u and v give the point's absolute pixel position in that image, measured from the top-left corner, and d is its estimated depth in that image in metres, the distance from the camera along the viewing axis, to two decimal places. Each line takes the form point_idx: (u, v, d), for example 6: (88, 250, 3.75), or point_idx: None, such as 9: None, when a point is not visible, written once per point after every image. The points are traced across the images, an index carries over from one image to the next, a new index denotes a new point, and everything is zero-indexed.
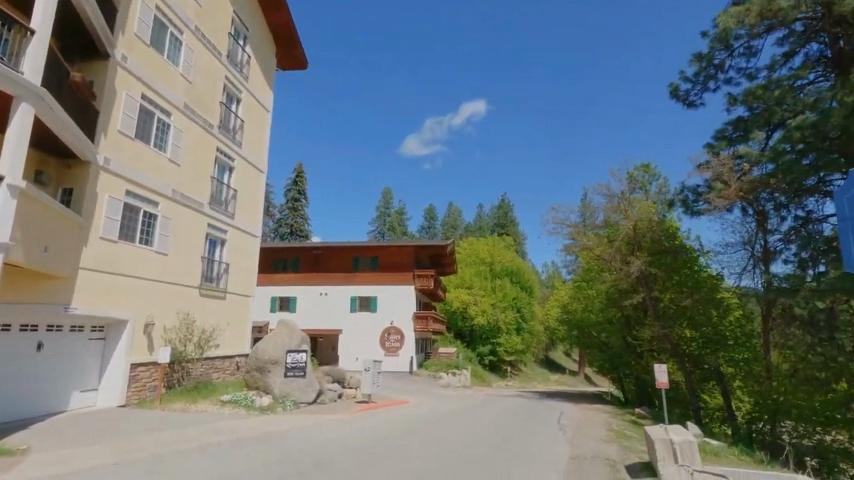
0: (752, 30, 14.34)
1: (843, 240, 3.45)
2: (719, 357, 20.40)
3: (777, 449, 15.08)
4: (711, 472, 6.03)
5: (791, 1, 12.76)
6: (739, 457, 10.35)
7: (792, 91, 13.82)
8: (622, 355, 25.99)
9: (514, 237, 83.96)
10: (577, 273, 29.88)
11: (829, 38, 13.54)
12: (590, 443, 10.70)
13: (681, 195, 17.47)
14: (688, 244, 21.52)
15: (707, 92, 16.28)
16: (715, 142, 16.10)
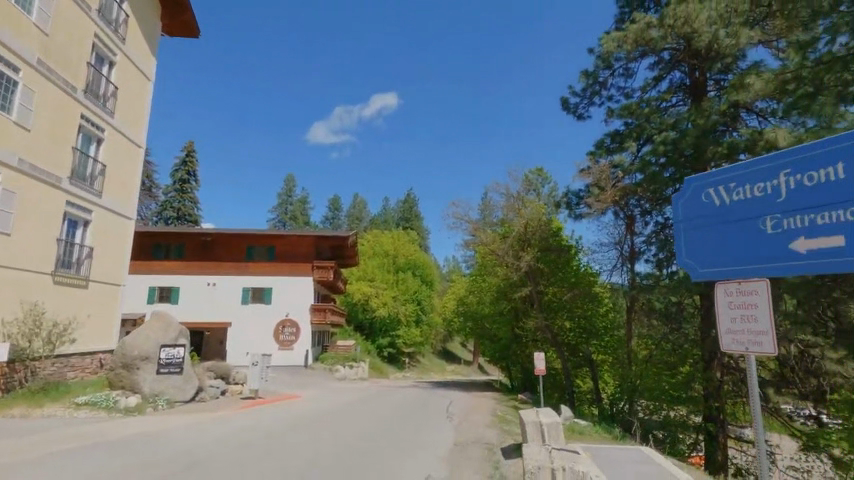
0: (629, 55, 16.01)
1: (678, 240, 3.95)
2: (591, 345, 23.09)
3: (629, 423, 17.62)
4: (567, 449, 6.49)
5: (661, 32, 14.55)
6: (599, 434, 11.60)
7: (658, 112, 15.71)
8: (510, 344, 27.81)
9: (418, 232, 85.45)
10: (474, 267, 31.27)
11: (688, 68, 15.57)
12: (474, 428, 11.23)
13: (566, 197, 19.06)
14: (570, 242, 23.72)
15: (592, 106, 17.88)
16: (596, 150, 17.71)
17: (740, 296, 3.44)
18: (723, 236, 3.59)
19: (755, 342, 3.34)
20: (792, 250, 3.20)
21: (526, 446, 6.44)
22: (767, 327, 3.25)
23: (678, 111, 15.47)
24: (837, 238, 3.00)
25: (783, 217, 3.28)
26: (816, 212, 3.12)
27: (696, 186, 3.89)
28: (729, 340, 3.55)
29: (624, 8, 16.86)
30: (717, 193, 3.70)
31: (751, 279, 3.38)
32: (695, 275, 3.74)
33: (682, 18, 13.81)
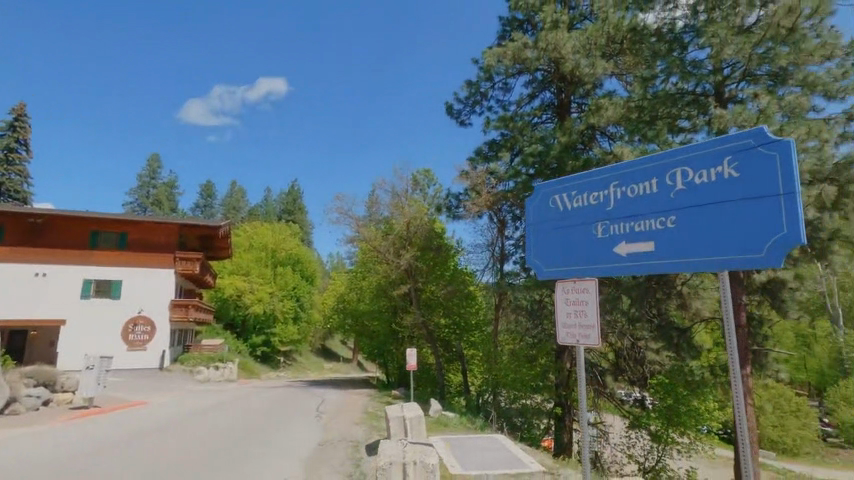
0: (508, 71, 16.98)
1: (529, 241, 4.30)
2: (463, 341, 24.36)
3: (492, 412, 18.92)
4: (421, 442, 6.59)
5: (535, 54, 15.77)
6: (463, 424, 12.25)
7: (530, 126, 17.11)
8: (388, 341, 28.14)
9: (301, 225, 82.31)
10: (356, 264, 30.97)
11: (556, 90, 17.09)
12: (341, 426, 11.08)
13: (447, 200, 19.74)
14: (450, 242, 24.76)
15: (473, 114, 18.81)
16: (475, 157, 18.64)
17: (574, 293, 3.79)
18: (562, 239, 3.98)
19: (584, 335, 3.70)
20: (615, 253, 3.59)
21: (383, 442, 6.46)
22: (593, 321, 3.62)
23: (546, 128, 17.02)
24: (648, 243, 3.39)
25: (610, 224, 3.65)
26: (634, 221, 3.50)
27: (545, 191, 4.21)
28: (564, 334, 3.90)
29: (505, 26, 18.00)
30: (560, 199, 4.06)
31: (584, 278, 3.73)
32: (541, 274, 4.13)
33: (552, 44, 15.19)
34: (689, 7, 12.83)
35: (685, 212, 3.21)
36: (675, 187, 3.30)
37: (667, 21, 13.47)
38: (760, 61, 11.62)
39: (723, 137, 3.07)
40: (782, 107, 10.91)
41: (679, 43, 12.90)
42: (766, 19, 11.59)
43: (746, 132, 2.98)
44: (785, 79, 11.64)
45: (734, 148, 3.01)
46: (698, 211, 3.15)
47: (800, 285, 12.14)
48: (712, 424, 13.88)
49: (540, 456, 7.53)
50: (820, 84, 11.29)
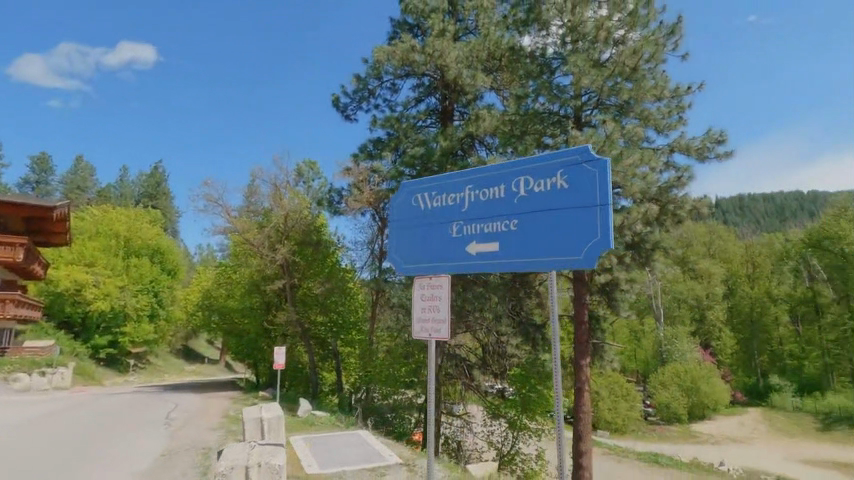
0: (396, 72, 17.07)
1: (392, 239, 4.41)
2: (339, 339, 23.97)
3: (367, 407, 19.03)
4: (274, 443, 6.33)
5: (423, 58, 16.08)
6: (330, 422, 12.07)
7: (414, 129, 17.39)
8: (258, 340, 26.61)
9: (163, 213, 73.80)
10: (227, 257, 28.70)
11: (440, 96, 17.60)
12: (194, 433, 10.15)
13: (329, 195, 19.24)
14: (330, 238, 24.22)
15: (360, 110, 18.64)
16: (359, 153, 18.44)
17: (429, 289, 3.95)
18: (422, 237, 4.14)
19: (436, 328, 3.87)
20: (466, 251, 3.83)
21: (231, 445, 6.05)
22: (444, 315, 3.82)
23: (429, 132, 17.50)
24: (494, 243, 3.66)
25: (464, 224, 3.87)
26: (484, 223, 3.75)
27: (408, 189, 4.34)
28: (419, 328, 4.03)
29: (396, 28, 18.15)
30: (421, 199, 4.22)
31: (438, 275, 3.92)
32: (401, 270, 4.28)
33: (438, 50, 15.73)
34: (559, 37, 14.23)
35: (526, 217, 3.53)
36: (519, 193, 3.61)
37: (540, 45, 14.71)
38: (609, 92, 13.40)
39: (559, 151, 3.45)
40: (623, 134, 12.66)
41: (549, 68, 14.37)
42: (615, 57, 13.48)
43: (576, 149, 3.38)
44: (627, 111, 13.56)
45: (567, 163, 3.39)
46: (534, 217, 3.49)
47: (630, 287, 14.28)
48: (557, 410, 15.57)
49: (401, 449, 7.72)
50: (651, 118, 13.46)
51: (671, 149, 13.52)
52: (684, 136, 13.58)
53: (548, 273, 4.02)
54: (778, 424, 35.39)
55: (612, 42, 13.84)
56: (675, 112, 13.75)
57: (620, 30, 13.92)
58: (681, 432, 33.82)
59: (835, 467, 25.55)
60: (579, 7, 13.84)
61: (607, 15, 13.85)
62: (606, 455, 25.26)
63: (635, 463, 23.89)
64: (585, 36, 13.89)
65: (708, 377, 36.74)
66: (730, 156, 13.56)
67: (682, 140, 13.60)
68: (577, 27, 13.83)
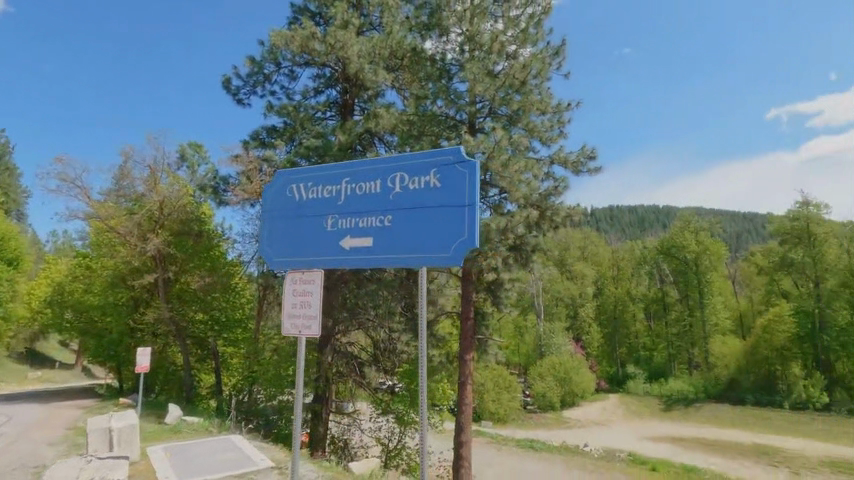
0: (294, 58, 16.17)
1: (264, 229, 4.23)
2: (219, 338, 22.29)
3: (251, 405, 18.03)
4: (117, 456, 5.71)
5: (323, 48, 15.36)
6: (200, 428, 11.13)
7: (312, 120, 16.69)
8: (124, 339, 23.75)
9: (5, 191, 62.33)
10: (87, 246, 25.13)
11: (340, 89, 17.05)
12: (24, 450, 8.69)
13: (213, 182, 17.66)
14: (216, 229, 22.44)
15: (253, 94, 17.48)
16: (250, 140, 17.23)
17: (301, 284, 3.81)
18: (297, 228, 4.03)
19: (307, 325, 3.75)
20: (340, 246, 3.78)
21: (61, 463, 5.35)
22: (315, 311, 3.72)
23: (327, 125, 16.84)
24: (367, 239, 3.66)
25: (339, 218, 3.83)
26: (358, 218, 3.75)
27: (283, 178, 4.19)
28: (289, 324, 3.86)
29: (296, 13, 17.32)
30: (297, 189, 4.10)
31: (312, 270, 3.81)
32: (273, 263, 4.13)
33: (340, 42, 14.85)
34: (458, 44, 14.76)
35: (399, 213, 3.57)
36: (395, 189, 3.63)
37: (440, 50, 15.22)
38: (500, 102, 14.20)
39: (434, 150, 3.52)
40: (510, 142, 13.41)
41: (447, 74, 15.15)
42: (507, 70, 14.28)
43: (450, 150, 3.48)
44: (516, 121, 14.43)
45: (441, 163, 3.48)
46: (407, 214, 3.54)
47: (512, 285, 15.25)
48: (446, 403, 15.91)
49: (277, 453, 7.31)
50: (536, 131, 14.52)
51: (551, 161, 14.73)
52: (563, 150, 14.91)
53: (422, 268, 4.12)
54: (632, 407, 40.59)
55: (505, 55, 14.67)
56: (556, 126, 14.99)
57: (513, 45, 14.81)
58: (554, 418, 37.13)
59: (673, 442, 30.02)
60: (477, 19, 14.54)
61: (502, 30, 14.74)
62: (489, 444, 26.83)
63: (512, 449, 25.70)
64: (481, 47, 14.59)
65: (577, 368, 40.83)
66: (599, 171, 15.17)
67: (561, 153, 14.89)
68: (474, 37, 14.52)
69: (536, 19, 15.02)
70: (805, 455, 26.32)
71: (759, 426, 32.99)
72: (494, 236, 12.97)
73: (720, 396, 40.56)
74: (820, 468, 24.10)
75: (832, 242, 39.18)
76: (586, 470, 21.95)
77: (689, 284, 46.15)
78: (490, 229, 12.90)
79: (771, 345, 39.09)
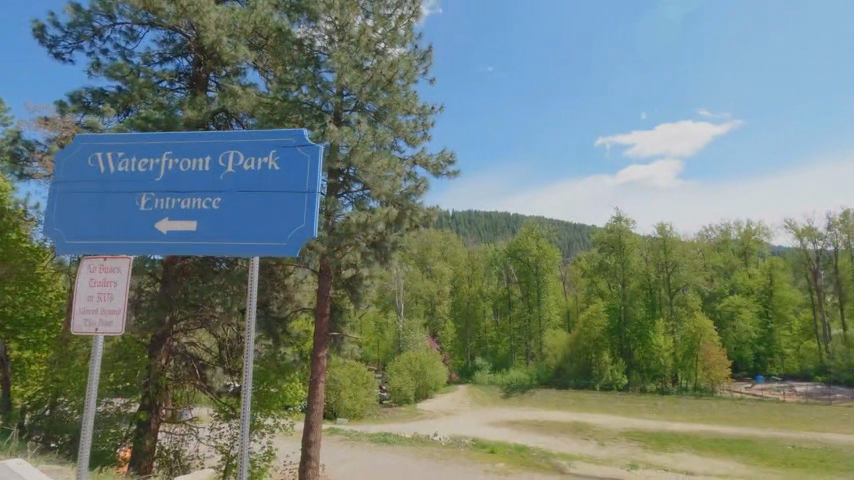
0: (134, 14, 13.49)
1: (53, 204, 3.47)
2: (9, 342, 18.04)
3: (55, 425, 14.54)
4: None
5: (172, 10, 13.02)
6: None
7: (153, 89, 14.29)
8: None
9: None
10: None
11: (193, 61, 14.47)
12: None
13: (11, 146, 14.11)
14: (13, 204, 18.18)
15: (77, 49, 14.50)
16: (69, 102, 14.20)
17: (100, 273, 3.20)
18: (102, 204, 3.40)
19: (106, 322, 3.16)
20: (155, 230, 3.29)
21: None
22: (119, 306, 3.15)
23: (173, 98, 14.19)
24: (190, 222, 3.23)
25: (154, 197, 3.34)
26: (179, 197, 3.30)
27: (83, 143, 3.50)
28: (80, 321, 3.17)
29: None
30: (102, 159, 3.45)
31: (117, 257, 3.22)
32: (63, 246, 3.42)
33: (194, 5, 12.56)
34: (327, 33, 14.40)
35: (230, 194, 3.21)
36: (227, 169, 3.26)
37: (309, 35, 14.50)
38: (367, 98, 14.04)
39: (274, 130, 3.21)
40: (374, 137, 13.31)
41: (314, 61, 14.51)
42: (374, 66, 14.11)
43: (291, 131, 3.21)
44: (381, 118, 14.50)
45: (279, 142, 3.22)
46: (239, 196, 3.20)
47: (372, 281, 15.15)
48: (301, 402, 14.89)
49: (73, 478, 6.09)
50: (401, 130, 14.74)
51: (414, 161, 15.12)
52: (425, 151, 15.45)
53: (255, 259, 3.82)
54: (478, 397, 44.01)
55: (373, 51, 14.57)
56: (420, 128, 15.41)
57: (382, 43, 14.81)
58: (408, 411, 38.24)
59: (510, 425, 33.42)
60: (347, 10, 14.24)
61: (372, 26, 14.61)
62: (344, 441, 26.56)
63: (367, 445, 25.84)
64: (350, 39, 14.36)
65: (432, 361, 42.77)
66: (457, 175, 16.02)
67: (423, 155, 15.38)
68: (343, 29, 14.28)
69: (405, 21, 15.26)
70: (609, 428, 31.57)
71: (577, 407, 38.57)
72: (354, 231, 12.74)
73: (549, 382, 46.49)
74: (618, 438, 29.13)
75: (635, 250, 47.64)
76: (434, 458, 23.12)
77: (530, 284, 52.38)
78: (351, 224, 12.72)
79: (590, 337, 45.93)
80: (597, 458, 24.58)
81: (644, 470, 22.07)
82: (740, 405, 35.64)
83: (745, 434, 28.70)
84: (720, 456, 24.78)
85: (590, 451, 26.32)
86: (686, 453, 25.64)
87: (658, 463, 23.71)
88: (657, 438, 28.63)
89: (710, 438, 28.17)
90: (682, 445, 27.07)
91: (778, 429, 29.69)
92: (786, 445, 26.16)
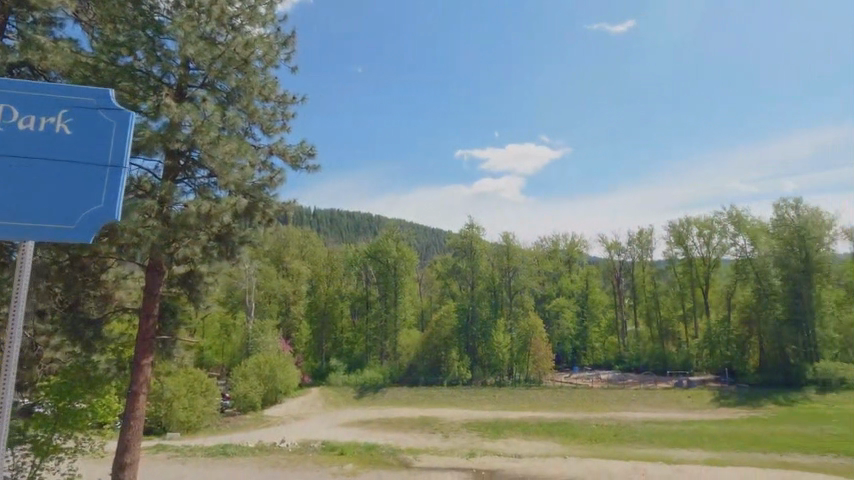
0: None
1: None
2: None
3: None
4: None
5: None
6: None
7: None
8: None
9: None
10: None
11: None
12: None
13: None
14: None
15: None
16: None
17: None
18: None
19: None
20: None
21: None
22: None
23: None
24: None
25: None
26: None
27: None
28: None
29: None
30: None
31: None
32: None
33: None
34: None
35: (16, 152, 3.76)
36: (16, 124, 3.80)
37: None
38: (217, 75, 12.52)
39: (68, 97, 3.89)
40: (223, 120, 11.97)
41: (152, 23, 12.17)
42: (227, 41, 12.72)
43: (83, 100, 3.90)
44: (234, 101, 12.96)
45: (79, 105, 3.87)
46: (25, 155, 3.76)
47: (215, 279, 13.61)
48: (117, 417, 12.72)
49: None
50: (257, 117, 13.42)
51: (270, 150, 14.09)
52: (283, 141, 14.53)
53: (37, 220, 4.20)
54: (330, 399, 43.10)
55: (228, 25, 13.02)
56: (279, 117, 14.27)
57: (238, 19, 13.34)
58: (253, 419, 35.52)
59: (360, 425, 33.44)
60: None
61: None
62: (173, 458, 23.45)
63: (201, 460, 23.26)
64: (199, 7, 12.58)
65: (284, 364, 40.53)
66: (317, 170, 15.41)
67: (281, 145, 14.45)
68: None
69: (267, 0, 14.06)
70: (452, 421, 33.69)
71: (426, 402, 40.41)
72: (193, 223, 11.29)
73: (401, 379, 47.99)
74: (461, 429, 31.23)
75: (484, 255, 51.75)
76: (279, 467, 21.87)
77: (388, 285, 53.30)
78: (190, 215, 11.24)
79: (440, 335, 48.62)
80: (441, 450, 25.98)
81: (480, 456, 24.01)
82: (560, 393, 41.20)
83: (563, 417, 33.22)
84: (543, 438, 28.21)
85: (435, 443, 27.70)
86: (516, 438, 28.60)
87: (493, 449, 25.99)
88: (493, 427, 31.43)
89: (535, 423, 31.94)
90: (514, 431, 30.13)
91: (586, 411, 35.04)
92: (592, 424, 31.02)
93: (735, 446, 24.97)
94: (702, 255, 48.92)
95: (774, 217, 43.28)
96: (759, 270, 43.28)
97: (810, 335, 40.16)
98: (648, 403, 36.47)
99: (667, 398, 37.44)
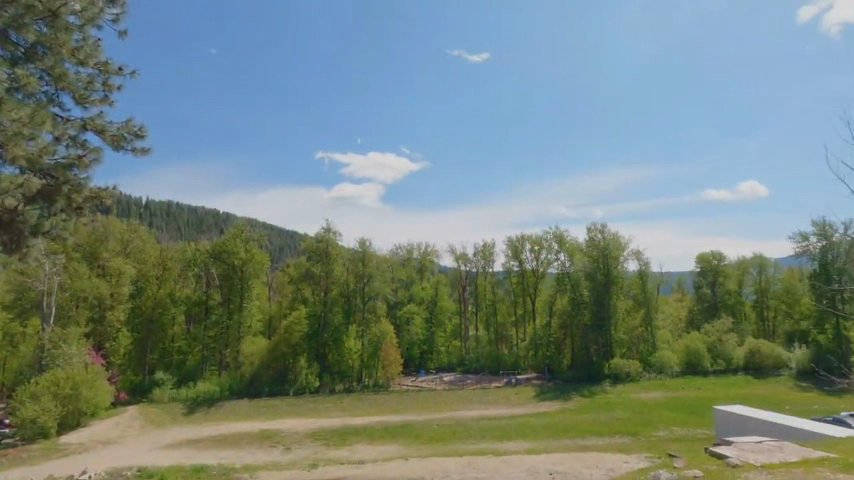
0: None
1: None
2: None
3: None
4: None
5: None
6: None
7: None
8: None
9: None
10: None
11: None
12: None
13: None
14: None
15: None
16: None
17: None
18: None
19: None
20: None
21: None
22: None
23: None
24: None
25: None
26: None
27: None
28: None
29: None
30: None
31: None
32: None
33: None
34: None
35: None
36: None
37: None
38: (9, 24, 9.47)
39: None
40: (12, 78, 9.17)
41: None
42: None
43: None
44: (33, 59, 10.39)
45: None
46: None
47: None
48: None
49: None
50: (66, 82, 11.16)
51: (82, 125, 11.81)
52: (103, 117, 12.29)
53: None
54: (152, 417, 37.60)
55: None
56: (98, 87, 12.03)
57: None
58: (43, 448, 28.91)
59: (188, 445, 29.81)
60: None
61: None
62: None
63: None
64: None
65: (92, 381, 34.04)
66: (147, 153, 13.35)
67: (98, 120, 12.20)
68: None
69: None
70: (295, 432, 32.17)
71: (268, 415, 37.99)
72: None
73: (240, 391, 44.38)
74: (304, 440, 30.04)
75: (339, 260, 50.91)
76: None
77: (233, 288, 48.89)
78: None
79: (288, 342, 46.47)
80: (281, 464, 24.51)
81: (323, 467, 23.26)
82: (405, 396, 42.61)
83: (406, 420, 34.30)
84: (387, 442, 28.65)
85: (275, 458, 26.12)
86: (360, 444, 28.49)
87: (337, 457, 25.46)
88: (338, 435, 30.92)
89: (380, 428, 32.34)
90: (359, 438, 30.05)
91: (428, 413, 36.78)
92: (434, 424, 32.67)
93: (549, 435, 28.69)
94: (532, 268, 55.45)
95: (587, 238, 51.43)
96: (574, 282, 51.03)
97: (607, 336, 48.69)
98: (482, 402, 39.91)
99: (498, 395, 41.47)
